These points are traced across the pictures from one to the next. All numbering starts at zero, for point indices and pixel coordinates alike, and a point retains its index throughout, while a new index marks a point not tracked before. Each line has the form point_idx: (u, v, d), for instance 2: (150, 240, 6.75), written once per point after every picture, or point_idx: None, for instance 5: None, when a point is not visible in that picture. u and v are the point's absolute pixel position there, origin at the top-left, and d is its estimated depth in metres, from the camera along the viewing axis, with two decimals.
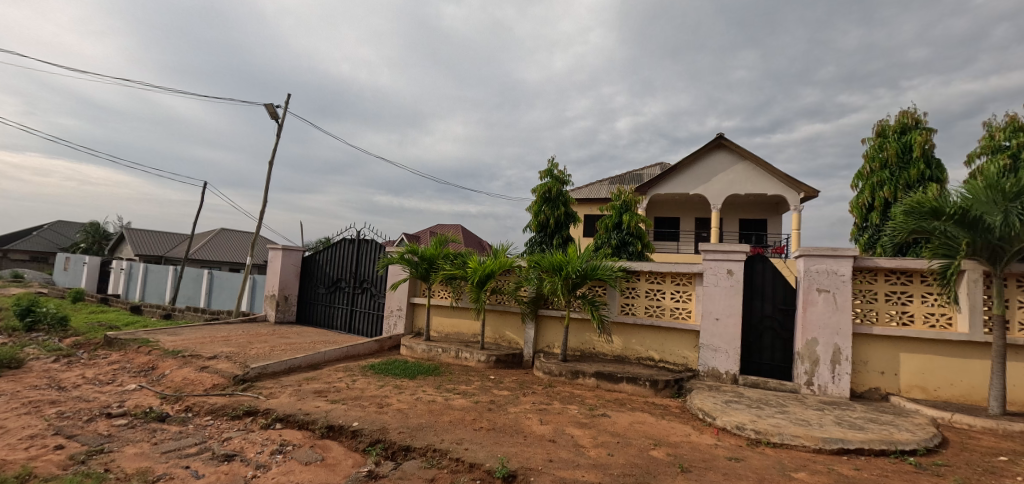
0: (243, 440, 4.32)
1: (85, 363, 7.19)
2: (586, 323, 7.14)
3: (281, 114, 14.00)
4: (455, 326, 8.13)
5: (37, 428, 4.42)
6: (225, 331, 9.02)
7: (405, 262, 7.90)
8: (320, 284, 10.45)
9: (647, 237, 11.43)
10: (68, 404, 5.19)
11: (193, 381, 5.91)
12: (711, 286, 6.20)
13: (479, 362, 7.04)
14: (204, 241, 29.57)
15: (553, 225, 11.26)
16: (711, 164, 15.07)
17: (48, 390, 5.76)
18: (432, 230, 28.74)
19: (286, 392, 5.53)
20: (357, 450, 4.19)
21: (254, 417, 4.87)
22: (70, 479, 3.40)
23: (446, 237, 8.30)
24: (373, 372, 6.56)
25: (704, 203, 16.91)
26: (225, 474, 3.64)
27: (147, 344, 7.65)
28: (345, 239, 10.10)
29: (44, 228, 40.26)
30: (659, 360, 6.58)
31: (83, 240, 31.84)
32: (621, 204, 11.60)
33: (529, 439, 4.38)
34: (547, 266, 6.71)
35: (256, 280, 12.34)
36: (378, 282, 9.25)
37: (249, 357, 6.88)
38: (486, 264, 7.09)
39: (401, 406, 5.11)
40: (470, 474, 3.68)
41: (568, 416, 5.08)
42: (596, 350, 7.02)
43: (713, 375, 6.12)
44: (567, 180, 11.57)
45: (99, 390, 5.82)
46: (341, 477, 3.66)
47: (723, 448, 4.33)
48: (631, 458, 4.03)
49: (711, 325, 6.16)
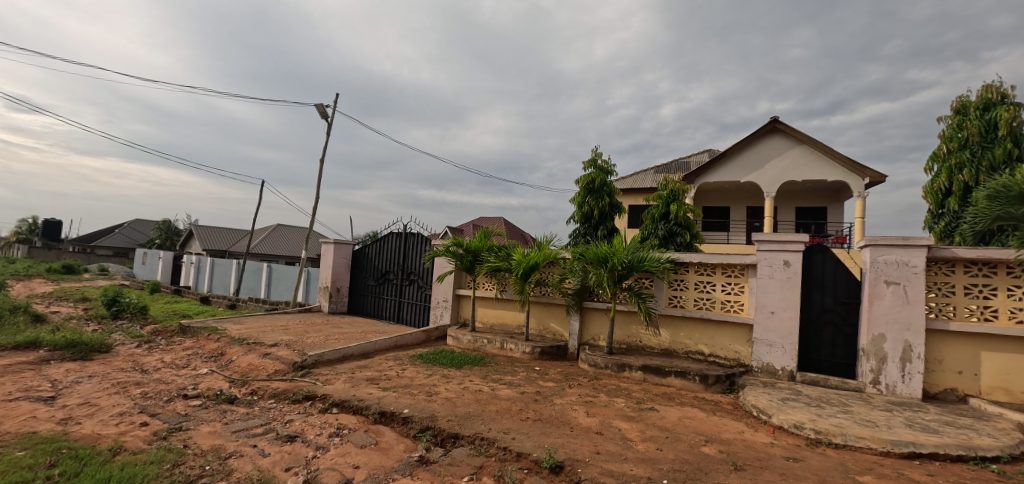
0: (304, 423, 4.57)
1: (163, 348, 7.84)
2: (632, 316, 7.00)
3: (331, 114, 14.59)
4: (500, 318, 8.21)
5: (125, 406, 4.89)
6: (283, 321, 9.56)
7: (450, 254, 8.03)
8: (369, 276, 10.83)
9: (695, 227, 11.03)
10: (150, 385, 5.69)
11: (257, 367, 6.31)
12: (765, 278, 5.91)
13: (524, 353, 7.07)
14: (263, 236, 31.44)
15: (597, 216, 11.10)
16: (765, 150, 14.30)
17: (133, 373, 6.33)
18: (475, 224, 29.11)
19: (341, 379, 5.79)
20: (408, 436, 4.32)
21: (312, 402, 5.14)
22: (155, 453, 3.74)
23: (490, 230, 8.36)
24: (421, 362, 6.74)
25: (757, 191, 16.09)
26: (289, 454, 3.86)
27: (215, 332, 8.23)
28: (392, 232, 10.40)
29: (124, 227, 44.15)
30: (709, 354, 6.36)
31: (157, 237, 34.57)
32: (668, 193, 11.24)
33: (575, 431, 4.36)
34: (591, 258, 6.61)
35: (310, 272, 12.97)
36: (424, 275, 9.47)
37: (306, 345, 7.25)
38: (530, 256, 7.09)
39: (449, 394, 5.22)
40: (518, 464, 3.72)
41: (615, 409, 5.01)
42: (643, 344, 6.88)
43: (768, 371, 5.84)
44: (611, 170, 11.35)
45: (176, 373, 6.33)
46: (394, 461, 3.80)
47: (779, 448, 4.13)
48: (681, 453, 3.93)
49: (765, 319, 5.88)
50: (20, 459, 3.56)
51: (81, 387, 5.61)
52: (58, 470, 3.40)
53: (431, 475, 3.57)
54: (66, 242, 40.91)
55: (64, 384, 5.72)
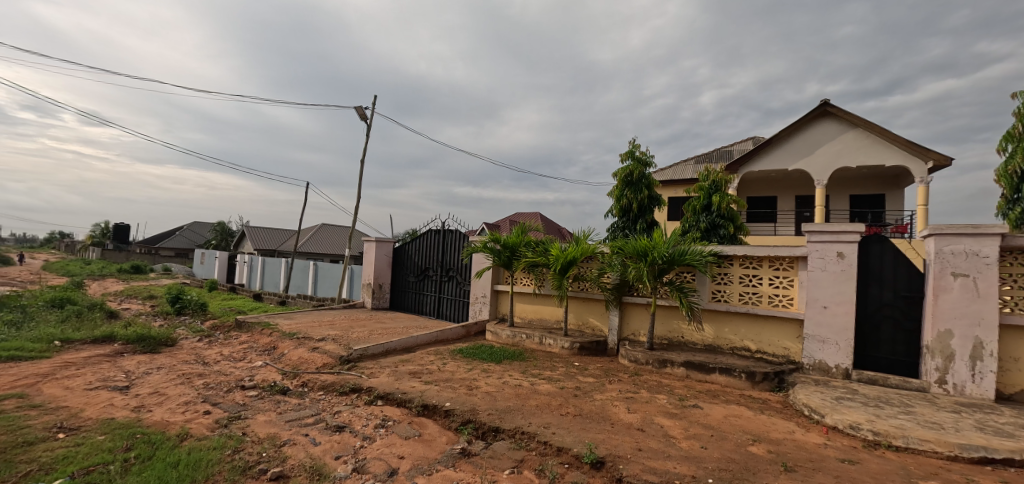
0: (351, 414, 4.76)
1: (222, 342, 8.34)
2: (673, 311, 6.83)
3: (370, 116, 15.00)
4: (538, 313, 8.21)
5: (190, 395, 5.25)
6: (330, 316, 9.96)
7: (488, 250, 8.09)
8: (410, 273, 11.10)
9: (739, 219, 10.61)
10: (211, 377, 6.08)
11: (307, 360, 6.60)
12: (817, 271, 5.62)
13: (563, 348, 7.05)
14: (309, 235, 32.81)
15: (636, 209, 10.88)
16: (814, 136, 13.54)
17: (196, 365, 6.79)
18: (511, 220, 29.22)
19: (385, 372, 5.98)
20: (450, 429, 4.41)
21: (358, 394, 5.34)
22: (217, 439, 4.00)
23: (528, 225, 8.37)
24: (461, 356, 6.85)
25: (806, 180, 15.28)
26: (338, 443, 4.03)
27: (268, 327, 8.69)
28: (431, 230, 10.60)
29: (184, 229, 47.24)
30: (756, 350, 6.13)
31: (214, 238, 36.77)
32: (710, 184, 10.87)
33: (616, 427, 4.31)
34: (630, 252, 6.49)
35: (354, 269, 13.42)
36: (463, 271, 9.60)
37: (351, 339, 7.52)
38: (568, 251, 7.04)
39: (489, 389, 5.29)
40: (559, 458, 3.72)
41: (657, 406, 4.92)
42: (685, 339, 6.71)
43: (820, 369, 5.56)
44: (649, 162, 11.09)
45: (234, 366, 6.74)
46: (437, 452, 3.89)
47: (834, 449, 3.93)
48: (727, 452, 3.81)
49: (817, 314, 5.59)
50: (101, 443, 3.90)
51: (151, 378, 6.07)
52: (133, 453, 3.70)
53: (473, 467, 3.63)
54: (134, 245, 44.26)
55: (136, 374, 6.21)
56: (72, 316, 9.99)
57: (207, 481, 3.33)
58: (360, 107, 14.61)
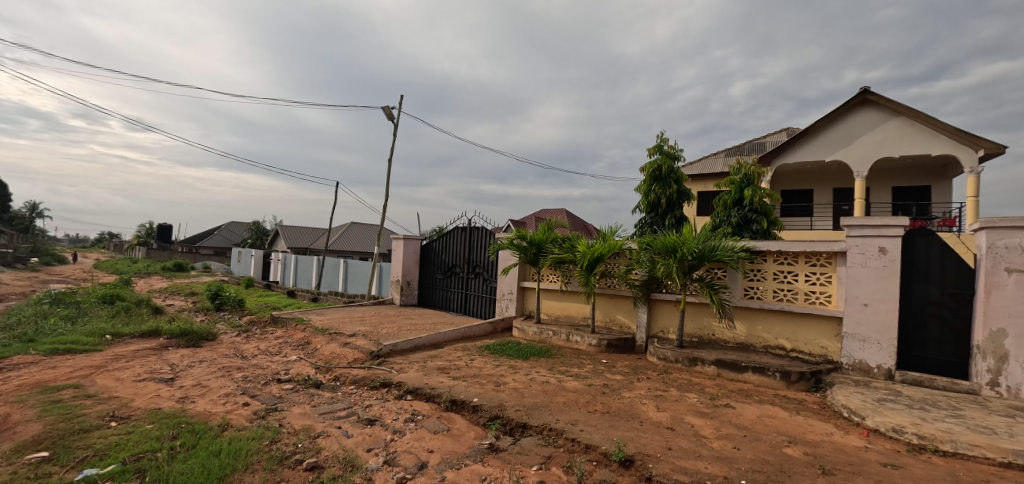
0: (382, 408, 4.86)
1: (258, 337, 8.66)
2: (703, 308, 6.68)
3: (397, 116, 15.22)
4: (565, 310, 8.18)
5: (230, 387, 5.48)
6: (360, 313, 10.19)
7: (514, 247, 8.11)
8: (437, 270, 11.23)
9: (773, 213, 10.27)
10: (249, 370, 6.32)
11: (339, 355, 6.78)
12: (857, 267, 5.38)
13: (590, 345, 7.00)
14: (340, 234, 33.65)
15: (665, 204, 10.67)
16: (854, 125, 12.95)
17: (235, 358, 7.08)
18: (537, 217, 29.16)
19: (414, 368, 6.07)
20: (478, 424, 4.45)
21: (388, 388, 5.45)
22: (255, 429, 4.16)
23: (554, 222, 8.33)
24: (488, 352, 6.90)
25: (844, 172, 14.64)
26: (370, 436, 4.13)
27: (301, 322, 8.96)
28: (458, 227, 10.69)
29: (222, 229, 49.24)
30: (791, 349, 5.93)
31: (249, 237, 38.15)
32: (742, 177, 10.55)
33: (645, 425, 4.25)
34: (659, 248, 6.38)
35: (383, 267, 13.68)
36: (490, 268, 9.65)
37: (381, 335, 7.68)
38: (595, 247, 6.98)
39: (516, 385, 5.31)
40: (587, 456, 3.70)
41: (687, 404, 4.82)
42: (715, 337, 6.55)
43: (860, 369, 5.33)
44: (678, 156, 10.86)
45: (270, 360, 6.99)
46: (465, 447, 3.93)
47: (875, 453, 3.77)
48: (761, 453, 3.71)
49: (857, 312, 5.36)
50: (149, 431, 4.12)
51: (194, 370, 6.37)
52: (179, 442, 3.89)
53: (501, 463, 3.65)
54: (176, 244, 46.43)
55: (180, 367, 6.52)
56: (121, 312, 10.58)
57: (247, 469, 3.47)
58: (388, 107, 14.87)
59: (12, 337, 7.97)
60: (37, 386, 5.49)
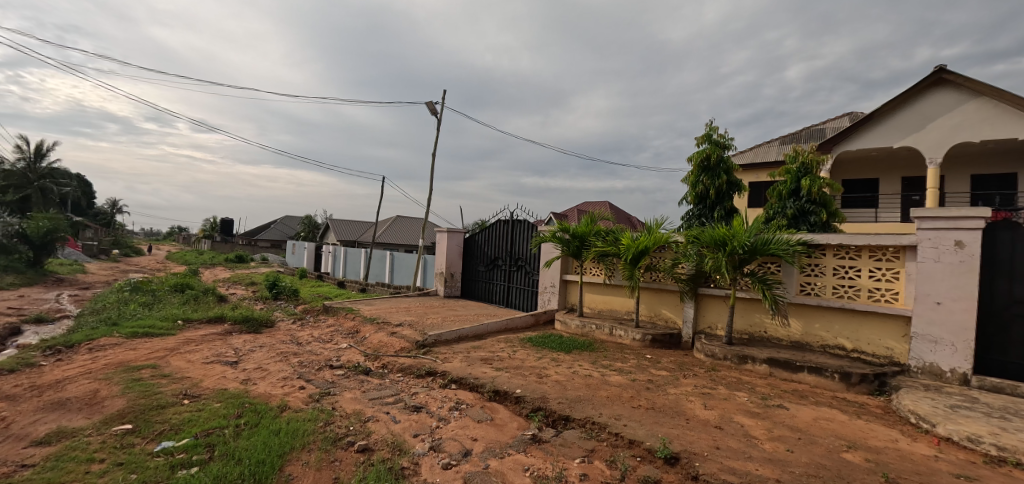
0: (427, 395, 5.01)
1: (312, 325, 9.13)
2: (754, 304, 6.41)
3: (440, 111, 15.47)
4: (608, 303, 8.07)
5: (288, 371, 5.83)
6: (406, 303, 10.51)
7: (557, 240, 8.06)
8: (480, 262, 11.37)
9: (833, 204, 9.65)
10: (305, 356, 6.69)
11: (387, 344, 7.03)
12: (929, 262, 4.97)
13: (634, 340, 6.89)
14: (386, 227, 34.77)
15: (714, 195, 10.28)
16: (927, 108, 11.90)
17: (291, 344, 7.50)
18: (579, 209, 28.90)
19: (458, 358, 6.20)
20: (521, 415, 4.50)
21: (433, 377, 5.60)
22: (311, 412, 4.41)
23: (597, 214, 8.21)
24: (531, 344, 6.93)
25: (915, 159, 13.51)
26: (416, 422, 4.27)
27: (351, 312, 9.36)
28: (500, 220, 10.76)
29: (277, 223, 52.13)
30: (852, 349, 5.58)
31: (303, 230, 40.13)
32: (798, 166, 9.98)
33: (691, 423, 4.14)
34: (707, 241, 6.16)
35: (427, 259, 14.02)
36: (532, 261, 9.66)
37: (426, 325, 7.89)
38: (640, 240, 6.83)
39: (559, 378, 5.31)
40: (630, 451, 3.66)
41: (737, 403, 4.65)
42: (768, 335, 6.26)
43: (930, 372, 4.93)
44: (729, 145, 10.39)
45: (323, 346, 7.36)
46: (508, 437, 3.99)
47: (946, 462, 3.49)
48: (817, 458, 3.52)
49: (928, 311, 4.95)
50: (217, 409, 4.45)
51: (255, 355, 6.80)
52: (243, 420, 4.18)
53: (544, 454, 3.67)
54: (237, 237, 49.58)
55: (243, 352, 6.98)
56: (191, 299, 11.45)
57: (304, 448, 3.68)
58: (431, 102, 15.16)
59: (99, 321, 8.82)
60: (121, 365, 6.05)
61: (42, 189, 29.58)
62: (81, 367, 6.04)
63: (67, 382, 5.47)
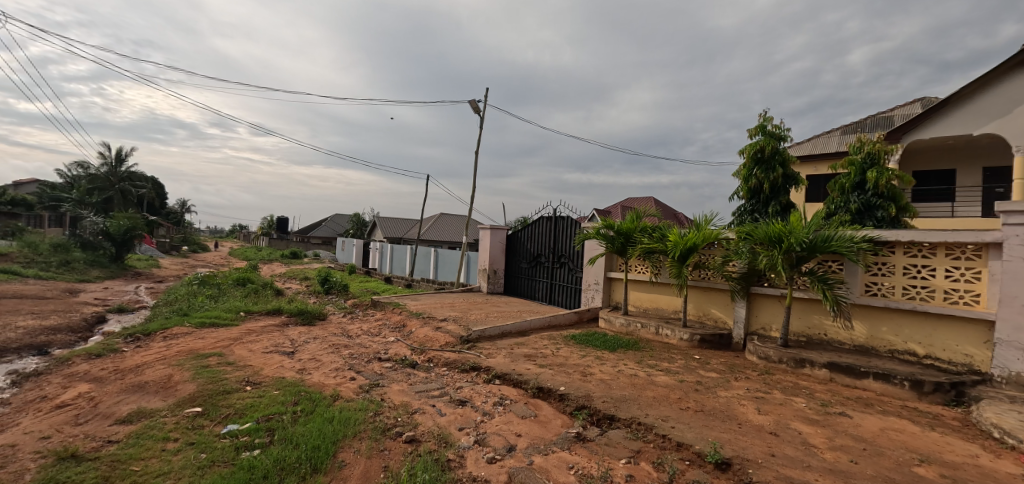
0: (472, 390, 5.08)
1: (361, 319, 9.49)
2: (813, 305, 6.04)
3: (482, 109, 15.60)
4: (654, 302, 7.87)
5: (340, 363, 6.09)
6: (450, 299, 10.70)
7: (601, 237, 7.93)
8: (523, 259, 11.39)
9: (904, 198, 8.92)
10: (355, 348, 6.96)
11: (432, 338, 7.19)
12: (1016, 261, 4.49)
13: (681, 340, 6.68)
14: (430, 224, 35.61)
15: (768, 189, 9.76)
16: (1013, 90, 10.73)
17: (342, 337, 7.82)
18: (621, 205, 28.53)
19: (501, 354, 6.25)
20: (565, 413, 4.47)
21: (477, 372, 5.68)
22: (361, 401, 4.59)
23: (643, 211, 8.01)
24: (574, 342, 6.87)
25: (1000, 147, 12.25)
26: (461, 416, 4.34)
27: (398, 307, 9.64)
28: (543, 217, 10.73)
29: (328, 220, 54.68)
30: (924, 356, 5.15)
31: (352, 228, 41.81)
32: (863, 157, 9.30)
33: (744, 427, 3.97)
34: (762, 238, 5.86)
35: (470, 256, 14.21)
36: (575, 257, 9.56)
37: (469, 321, 8.01)
38: (688, 237, 6.61)
39: (603, 376, 5.23)
40: (678, 454, 3.55)
41: (794, 409, 4.41)
42: (828, 338, 5.89)
43: (1017, 384, 4.47)
44: (785, 136, 9.83)
45: (372, 339, 7.64)
46: (552, 434, 3.97)
47: None
48: (884, 471, 3.28)
49: (1016, 315, 4.47)
50: (276, 396, 4.72)
51: (309, 346, 7.16)
52: (300, 407, 4.40)
53: (589, 452, 3.64)
54: (292, 235, 52.31)
55: (298, 343, 7.36)
56: (251, 293, 12.19)
57: (355, 436, 3.84)
58: (474, 101, 15.33)
59: (172, 312, 9.58)
60: (191, 352, 6.55)
61: (122, 192, 32.45)
62: (157, 354, 6.58)
63: (145, 367, 5.98)
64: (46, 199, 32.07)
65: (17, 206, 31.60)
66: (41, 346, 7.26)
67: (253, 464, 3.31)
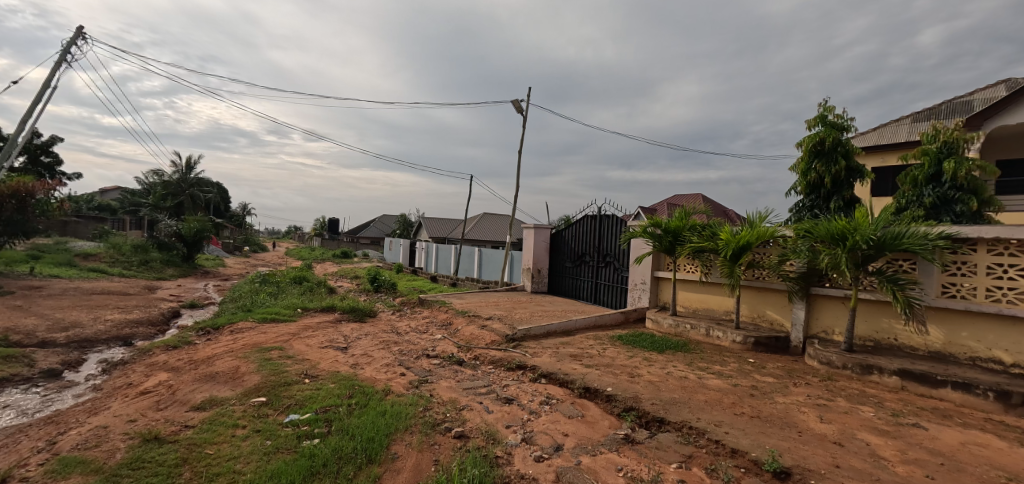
0: (518, 388, 5.11)
1: (408, 316, 9.77)
2: (881, 306, 5.62)
3: (525, 108, 15.64)
4: (704, 302, 7.61)
5: (390, 359, 6.32)
6: (494, 298, 10.82)
7: (648, 235, 7.75)
8: (567, 258, 11.33)
9: (987, 190, 8.12)
10: (404, 345, 7.19)
11: (478, 336, 7.31)
12: None
13: (734, 342, 6.42)
14: (474, 224, 36.11)
15: (829, 184, 9.19)
16: None
17: (392, 334, 8.10)
18: (668, 203, 27.77)
19: (547, 353, 6.25)
20: (613, 414, 4.41)
21: (523, 371, 5.72)
22: (412, 397, 4.74)
23: (691, 208, 7.76)
24: (621, 343, 6.77)
25: None
26: (509, 413, 4.39)
27: (444, 305, 9.86)
28: (588, 216, 10.63)
29: (376, 221, 56.69)
30: (1012, 364, 4.68)
31: (398, 228, 43.11)
32: (939, 147, 8.55)
33: (804, 435, 3.76)
34: (823, 236, 5.53)
35: (514, 255, 14.30)
36: (621, 256, 9.41)
37: (514, 320, 8.06)
38: (741, 235, 6.34)
39: (652, 378, 5.12)
40: (733, 461, 3.42)
41: (861, 419, 4.13)
42: (899, 343, 5.47)
43: None
44: (848, 126, 9.21)
45: (420, 336, 7.86)
46: (600, 435, 3.94)
47: None
48: None
49: None
50: (333, 389, 4.96)
51: (361, 342, 7.47)
52: (354, 400, 4.61)
53: (638, 455, 3.58)
54: (342, 235, 54.67)
55: (351, 339, 7.70)
56: (307, 291, 12.86)
57: (406, 430, 3.96)
58: (517, 100, 15.39)
59: (238, 308, 10.29)
60: (255, 346, 7.00)
61: (193, 196, 35.20)
62: (226, 347, 7.09)
63: (216, 358, 6.45)
64: (128, 204, 35.23)
65: (104, 211, 35.04)
66: (127, 337, 8.00)
67: (313, 452, 3.49)
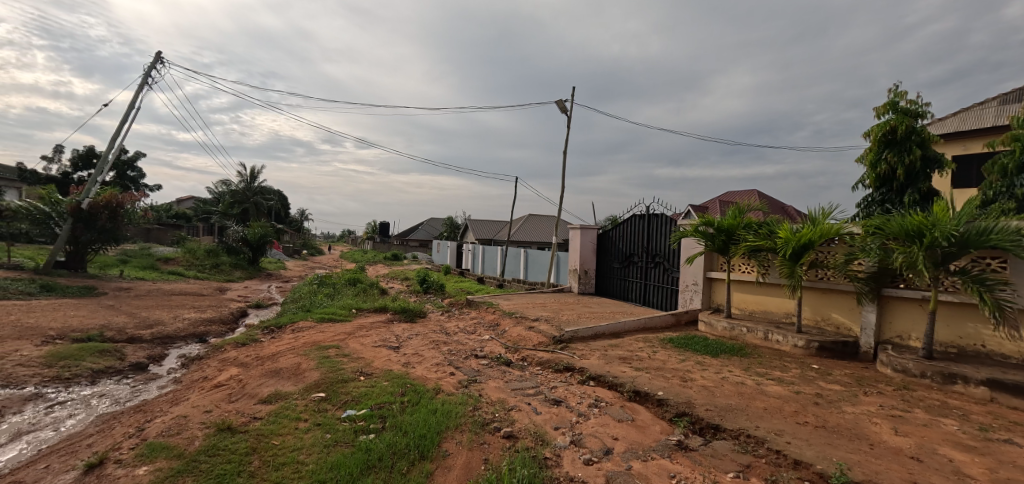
0: (566, 390, 5.10)
1: (457, 317, 9.98)
2: (966, 309, 5.12)
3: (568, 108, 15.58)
4: (762, 304, 7.24)
5: (440, 358, 6.48)
6: (541, 299, 10.81)
7: (699, 235, 7.46)
8: (615, 259, 11.14)
9: None
10: (453, 345, 7.35)
11: (525, 337, 7.35)
12: None
13: (795, 347, 6.07)
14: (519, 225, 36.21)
15: (902, 175, 8.48)
16: None
17: (441, 334, 8.30)
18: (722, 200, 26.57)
19: (595, 355, 6.18)
20: (664, 419, 4.29)
21: (571, 373, 5.68)
22: (461, 396, 4.84)
23: (746, 205, 7.41)
24: (672, 345, 6.57)
25: None
26: (557, 415, 4.38)
27: (491, 306, 9.97)
28: (635, 216, 10.40)
29: (425, 224, 58.14)
30: None
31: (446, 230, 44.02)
32: None
33: (876, 449, 3.49)
34: (896, 233, 5.10)
35: (560, 256, 14.24)
36: (672, 256, 9.13)
37: (561, 321, 8.01)
38: (802, 233, 5.98)
39: (705, 383, 4.93)
40: (795, 472, 3.24)
41: (943, 432, 3.77)
42: (988, 350, 4.97)
43: None
44: (924, 112, 8.48)
45: (469, 337, 8.01)
46: (651, 440, 3.84)
47: None
48: None
49: None
50: (386, 387, 5.15)
51: (412, 342, 7.70)
52: (407, 398, 4.77)
53: (691, 462, 3.46)
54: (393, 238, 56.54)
55: (403, 338, 7.97)
56: (361, 292, 13.42)
57: (456, 428, 4.05)
58: (561, 101, 15.37)
59: (298, 308, 10.91)
60: (315, 344, 7.41)
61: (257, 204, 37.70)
62: (289, 344, 7.54)
63: (280, 355, 6.88)
64: (201, 212, 38.27)
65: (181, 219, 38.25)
66: (202, 335, 8.69)
67: (369, 446, 3.65)
